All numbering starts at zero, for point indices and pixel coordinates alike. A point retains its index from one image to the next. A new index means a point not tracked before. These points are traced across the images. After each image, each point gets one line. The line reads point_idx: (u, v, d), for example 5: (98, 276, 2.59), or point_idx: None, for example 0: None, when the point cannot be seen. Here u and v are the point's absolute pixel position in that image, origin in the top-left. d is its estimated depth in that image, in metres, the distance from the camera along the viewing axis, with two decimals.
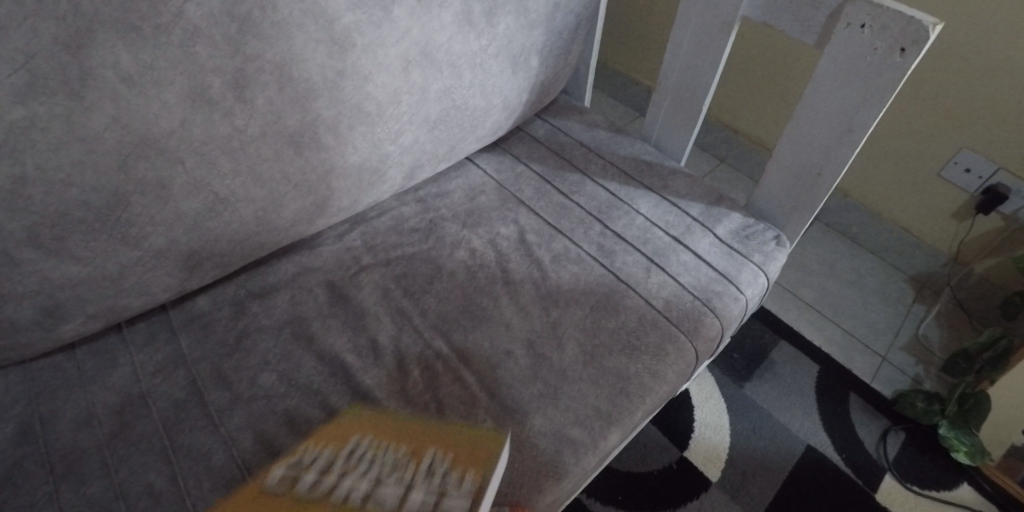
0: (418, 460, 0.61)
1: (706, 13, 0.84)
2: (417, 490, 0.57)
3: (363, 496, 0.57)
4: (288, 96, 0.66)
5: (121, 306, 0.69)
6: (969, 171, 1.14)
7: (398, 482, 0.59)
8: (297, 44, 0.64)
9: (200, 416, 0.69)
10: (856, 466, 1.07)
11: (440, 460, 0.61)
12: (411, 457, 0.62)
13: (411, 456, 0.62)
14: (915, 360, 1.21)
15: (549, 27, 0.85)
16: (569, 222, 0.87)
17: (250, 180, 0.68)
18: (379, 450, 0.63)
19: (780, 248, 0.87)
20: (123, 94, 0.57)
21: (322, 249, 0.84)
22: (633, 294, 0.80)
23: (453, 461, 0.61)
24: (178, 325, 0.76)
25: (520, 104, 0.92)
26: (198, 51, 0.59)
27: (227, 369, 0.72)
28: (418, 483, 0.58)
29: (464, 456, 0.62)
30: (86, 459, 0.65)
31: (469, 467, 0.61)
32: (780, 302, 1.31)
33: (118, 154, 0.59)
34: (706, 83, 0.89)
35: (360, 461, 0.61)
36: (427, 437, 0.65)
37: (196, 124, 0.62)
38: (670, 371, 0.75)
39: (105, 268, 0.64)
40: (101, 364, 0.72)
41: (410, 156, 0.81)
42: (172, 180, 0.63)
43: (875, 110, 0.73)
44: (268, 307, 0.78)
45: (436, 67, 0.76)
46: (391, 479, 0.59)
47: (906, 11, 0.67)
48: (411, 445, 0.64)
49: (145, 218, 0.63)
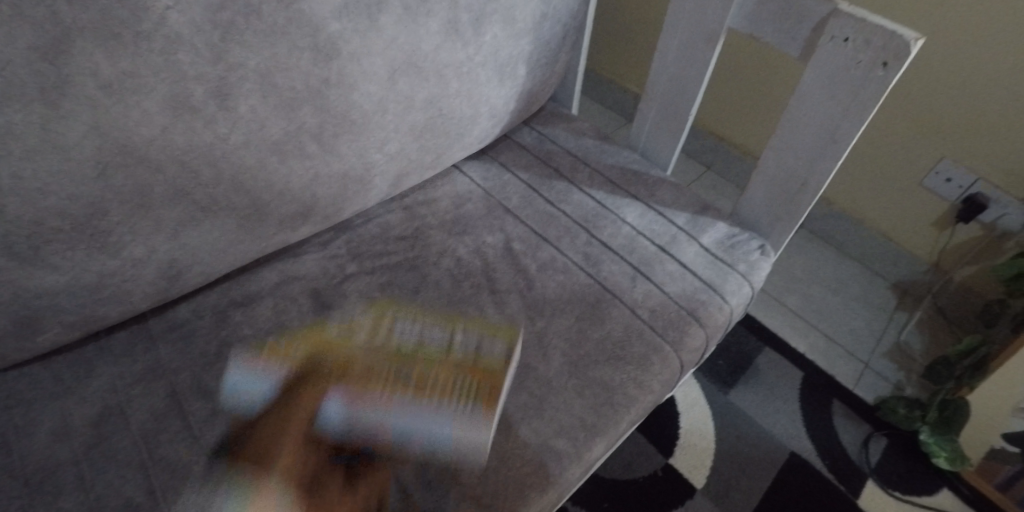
0: (450, 327, 0.76)
1: (693, 24, 0.84)
2: (457, 346, 0.74)
3: (413, 348, 0.73)
4: (271, 105, 0.65)
5: (100, 315, 0.67)
6: (950, 181, 1.16)
7: (438, 341, 0.75)
8: (282, 51, 0.63)
9: (180, 427, 0.68)
10: (839, 472, 1.08)
11: (468, 326, 0.76)
12: (445, 325, 0.77)
13: (445, 321, 0.77)
14: (896, 367, 1.22)
15: (536, 36, 0.85)
16: (555, 231, 0.87)
17: (233, 188, 0.67)
18: (418, 318, 0.77)
19: (764, 257, 0.88)
20: (101, 102, 0.56)
21: (306, 257, 0.83)
22: (618, 304, 0.80)
23: (478, 327, 0.76)
24: (158, 334, 0.75)
25: (508, 112, 0.91)
26: (179, 58, 0.58)
27: (208, 379, 0.71)
28: (455, 341, 0.75)
29: (486, 322, 0.77)
30: (63, 471, 0.64)
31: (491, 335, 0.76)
32: (765, 309, 1.32)
33: (97, 163, 0.58)
34: (693, 93, 0.89)
35: (401, 327, 0.76)
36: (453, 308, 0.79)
37: (176, 132, 0.61)
38: (655, 381, 0.75)
39: (83, 277, 0.63)
40: (78, 373, 0.71)
41: (396, 164, 0.81)
42: (152, 188, 0.62)
43: (858, 123, 0.74)
44: (251, 316, 0.77)
45: (422, 75, 0.76)
46: (433, 337, 0.75)
47: (889, 26, 0.67)
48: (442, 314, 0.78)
49: (125, 227, 0.62)
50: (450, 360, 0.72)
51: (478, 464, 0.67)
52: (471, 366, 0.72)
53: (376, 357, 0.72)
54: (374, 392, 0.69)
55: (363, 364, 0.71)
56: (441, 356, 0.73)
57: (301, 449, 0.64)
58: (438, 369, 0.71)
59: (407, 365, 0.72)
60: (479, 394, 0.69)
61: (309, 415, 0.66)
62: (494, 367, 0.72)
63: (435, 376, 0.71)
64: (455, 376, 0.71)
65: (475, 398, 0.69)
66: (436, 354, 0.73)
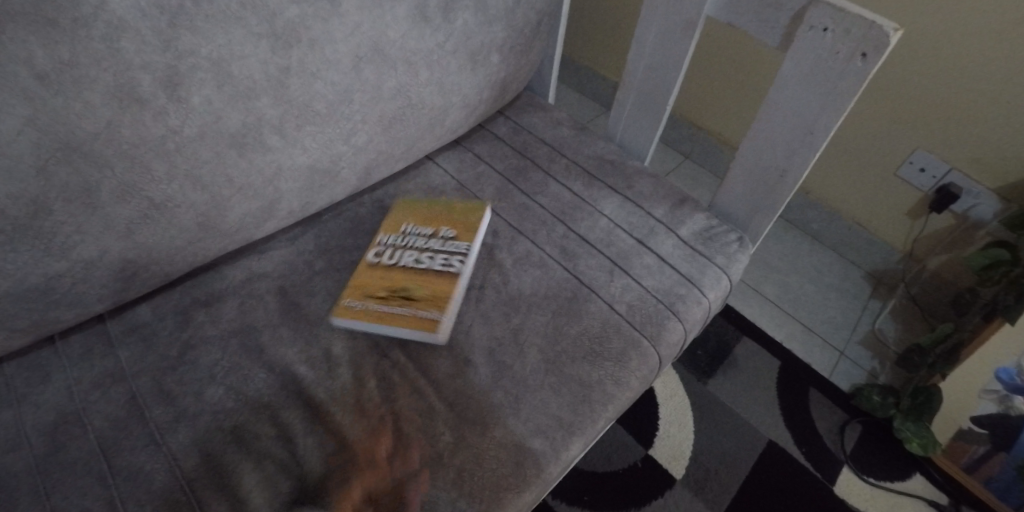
0: (434, 236, 0.81)
1: (669, 11, 0.82)
2: (429, 257, 0.79)
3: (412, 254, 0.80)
4: (228, 95, 0.62)
5: (50, 320, 0.64)
6: (924, 171, 1.16)
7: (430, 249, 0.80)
8: (237, 39, 0.60)
9: (141, 435, 0.65)
10: (815, 460, 1.09)
11: (447, 234, 0.81)
12: (429, 235, 0.82)
13: (428, 231, 0.82)
14: (871, 354, 1.23)
15: (509, 23, 0.82)
16: (532, 224, 0.85)
17: (189, 183, 0.64)
18: (407, 229, 0.82)
19: (742, 249, 0.87)
20: (38, 93, 0.53)
21: (273, 253, 0.80)
22: (595, 299, 0.78)
23: (454, 235, 0.82)
24: (116, 336, 0.71)
25: (481, 101, 0.88)
26: (124, 46, 0.55)
27: (170, 383, 0.68)
28: (430, 253, 0.79)
29: (460, 230, 0.82)
30: (15, 484, 0.60)
31: (465, 239, 0.81)
32: (743, 298, 1.32)
33: (37, 159, 0.54)
34: (670, 83, 0.88)
35: (410, 231, 0.82)
36: (437, 216, 0.84)
37: (124, 126, 0.57)
38: (633, 377, 0.74)
39: (28, 280, 0.59)
40: (31, 380, 0.67)
41: (365, 157, 0.78)
42: (101, 184, 0.58)
43: (836, 114, 0.73)
44: (215, 316, 0.74)
45: (389, 64, 0.72)
46: (416, 250, 0.80)
47: (868, 15, 0.66)
48: (427, 224, 0.83)
49: (73, 227, 0.59)
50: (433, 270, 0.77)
51: (452, 467, 0.65)
52: (432, 282, 0.76)
53: (357, 268, 0.79)
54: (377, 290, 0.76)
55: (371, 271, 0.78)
56: (413, 267, 0.78)
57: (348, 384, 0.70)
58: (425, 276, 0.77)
59: (377, 276, 0.77)
60: (433, 302, 0.74)
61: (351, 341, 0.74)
62: (452, 278, 0.76)
63: (402, 284, 0.76)
64: (420, 286, 0.76)
65: (427, 309, 0.74)
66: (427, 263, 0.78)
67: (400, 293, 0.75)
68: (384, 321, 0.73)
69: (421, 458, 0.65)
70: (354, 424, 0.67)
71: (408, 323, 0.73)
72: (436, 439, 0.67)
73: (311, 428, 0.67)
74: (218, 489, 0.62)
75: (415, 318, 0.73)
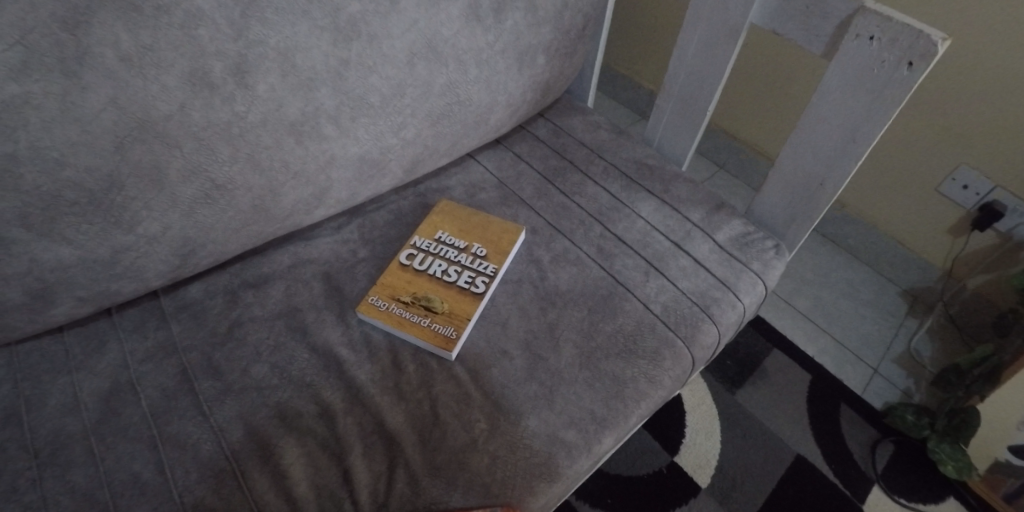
0: (465, 251, 0.82)
1: (714, 18, 0.84)
2: (457, 272, 0.79)
3: (442, 266, 0.80)
4: (290, 84, 0.65)
5: (113, 292, 0.67)
6: (967, 188, 1.14)
7: (460, 267, 0.80)
8: (302, 31, 0.64)
9: (190, 406, 0.68)
10: (845, 476, 1.07)
11: (478, 252, 0.82)
12: (461, 248, 0.82)
13: (461, 245, 0.83)
14: (906, 373, 1.21)
15: (556, 26, 0.85)
16: (570, 223, 0.87)
17: (249, 167, 0.67)
18: (442, 237, 0.83)
19: (778, 256, 0.87)
20: (121, 75, 0.56)
21: (319, 240, 0.83)
22: (631, 298, 0.79)
23: (486, 254, 0.82)
24: (169, 312, 0.75)
25: (524, 102, 0.91)
26: (199, 34, 0.59)
27: (218, 359, 0.71)
28: (458, 267, 0.80)
29: (492, 250, 0.82)
30: (72, 446, 0.64)
31: (495, 261, 0.81)
32: (774, 311, 1.31)
33: (114, 136, 0.58)
34: (711, 89, 0.89)
35: (445, 240, 0.83)
36: (474, 230, 0.84)
37: (194, 109, 0.61)
38: (666, 376, 0.75)
39: (96, 252, 0.62)
40: (89, 349, 0.71)
41: (412, 150, 0.80)
42: (169, 164, 0.62)
43: (880, 122, 0.73)
44: (262, 297, 0.77)
45: (441, 60, 0.75)
46: (447, 261, 0.81)
47: (916, 25, 0.66)
48: (462, 238, 0.83)
49: (140, 203, 0.62)
50: (459, 290, 0.78)
51: (486, 453, 0.67)
52: (456, 301, 0.77)
53: (387, 267, 0.81)
54: (403, 295, 0.77)
55: (402, 272, 0.79)
56: (440, 279, 0.79)
57: (388, 363, 0.73)
58: (450, 293, 0.78)
59: (404, 280, 0.79)
60: (452, 321, 0.75)
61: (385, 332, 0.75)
62: (474, 300, 0.77)
63: (425, 294, 0.77)
64: (441, 302, 0.77)
65: (445, 326, 0.74)
66: (455, 279, 0.79)
67: (422, 302, 0.76)
68: (402, 326, 0.74)
69: (457, 444, 0.67)
70: (392, 407, 0.70)
71: (421, 334, 0.74)
72: (471, 426, 0.68)
73: (350, 408, 0.69)
74: (262, 462, 0.65)
75: (431, 332, 0.74)
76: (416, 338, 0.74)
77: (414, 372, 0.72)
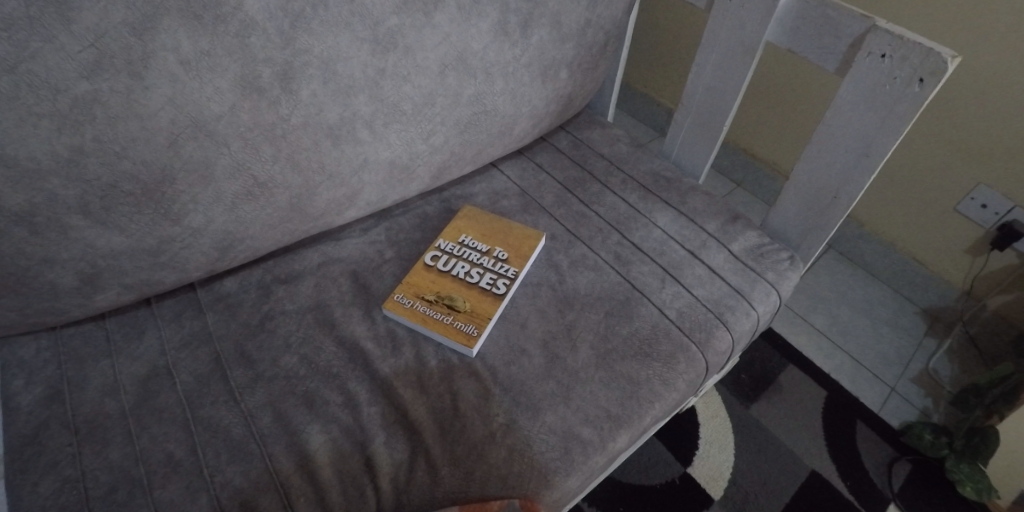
0: (487, 254, 0.85)
1: (732, 36, 0.87)
2: (479, 273, 0.83)
3: (466, 269, 0.83)
4: (331, 90, 0.70)
5: (156, 281, 0.71)
6: (985, 207, 1.16)
7: (483, 270, 0.83)
8: (343, 42, 0.68)
9: (222, 391, 0.71)
10: (860, 493, 1.06)
11: (500, 255, 0.85)
12: (483, 252, 0.86)
13: (484, 248, 0.86)
14: (923, 392, 1.21)
15: (580, 42, 0.89)
16: (589, 231, 0.90)
17: (289, 167, 0.71)
18: (465, 240, 0.87)
19: (792, 268, 0.89)
20: (180, 77, 0.61)
21: (348, 241, 0.87)
22: (646, 303, 0.82)
23: (508, 258, 0.85)
24: (205, 303, 0.79)
25: (547, 113, 0.95)
26: (252, 42, 0.64)
27: (250, 348, 0.75)
28: (481, 269, 0.83)
29: (513, 254, 0.85)
30: (110, 425, 0.67)
31: (516, 264, 0.84)
32: (789, 327, 1.32)
33: (169, 133, 0.63)
34: (727, 104, 0.92)
35: (469, 244, 0.86)
36: (496, 235, 0.87)
37: (243, 110, 0.66)
38: (680, 379, 0.77)
39: (145, 241, 0.67)
40: (129, 335, 0.74)
41: (440, 156, 0.85)
42: (216, 161, 0.66)
43: (893, 135, 0.75)
44: (293, 292, 0.81)
45: (470, 73, 0.80)
46: (471, 263, 0.84)
47: (926, 43, 0.69)
48: (485, 242, 0.87)
49: (187, 195, 0.67)
50: (480, 292, 0.81)
51: (504, 446, 0.69)
52: (477, 302, 0.80)
53: (413, 267, 0.84)
54: (428, 294, 0.80)
55: (429, 272, 0.83)
56: (462, 279, 0.82)
57: (410, 357, 0.76)
58: (473, 294, 0.81)
59: (428, 280, 0.82)
60: (474, 320, 0.78)
61: (409, 327, 0.78)
62: (495, 301, 0.80)
63: (449, 293, 0.80)
64: (464, 301, 0.80)
65: (467, 324, 0.77)
66: (477, 282, 0.82)
67: (446, 301, 0.79)
68: (426, 323, 0.77)
69: (476, 435, 0.70)
70: (414, 399, 0.72)
71: (444, 331, 0.77)
72: (489, 419, 0.71)
73: (374, 399, 0.72)
74: (288, 445, 0.67)
75: (454, 331, 0.76)
76: (439, 335, 0.77)
77: (435, 368, 0.75)
